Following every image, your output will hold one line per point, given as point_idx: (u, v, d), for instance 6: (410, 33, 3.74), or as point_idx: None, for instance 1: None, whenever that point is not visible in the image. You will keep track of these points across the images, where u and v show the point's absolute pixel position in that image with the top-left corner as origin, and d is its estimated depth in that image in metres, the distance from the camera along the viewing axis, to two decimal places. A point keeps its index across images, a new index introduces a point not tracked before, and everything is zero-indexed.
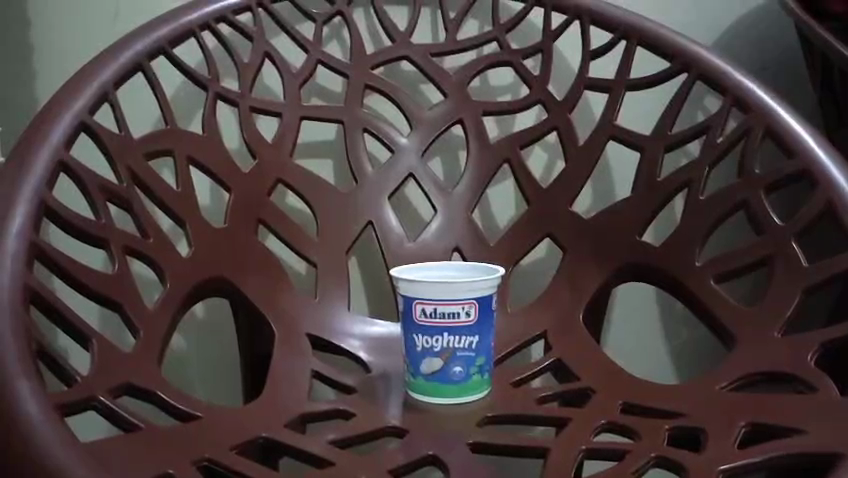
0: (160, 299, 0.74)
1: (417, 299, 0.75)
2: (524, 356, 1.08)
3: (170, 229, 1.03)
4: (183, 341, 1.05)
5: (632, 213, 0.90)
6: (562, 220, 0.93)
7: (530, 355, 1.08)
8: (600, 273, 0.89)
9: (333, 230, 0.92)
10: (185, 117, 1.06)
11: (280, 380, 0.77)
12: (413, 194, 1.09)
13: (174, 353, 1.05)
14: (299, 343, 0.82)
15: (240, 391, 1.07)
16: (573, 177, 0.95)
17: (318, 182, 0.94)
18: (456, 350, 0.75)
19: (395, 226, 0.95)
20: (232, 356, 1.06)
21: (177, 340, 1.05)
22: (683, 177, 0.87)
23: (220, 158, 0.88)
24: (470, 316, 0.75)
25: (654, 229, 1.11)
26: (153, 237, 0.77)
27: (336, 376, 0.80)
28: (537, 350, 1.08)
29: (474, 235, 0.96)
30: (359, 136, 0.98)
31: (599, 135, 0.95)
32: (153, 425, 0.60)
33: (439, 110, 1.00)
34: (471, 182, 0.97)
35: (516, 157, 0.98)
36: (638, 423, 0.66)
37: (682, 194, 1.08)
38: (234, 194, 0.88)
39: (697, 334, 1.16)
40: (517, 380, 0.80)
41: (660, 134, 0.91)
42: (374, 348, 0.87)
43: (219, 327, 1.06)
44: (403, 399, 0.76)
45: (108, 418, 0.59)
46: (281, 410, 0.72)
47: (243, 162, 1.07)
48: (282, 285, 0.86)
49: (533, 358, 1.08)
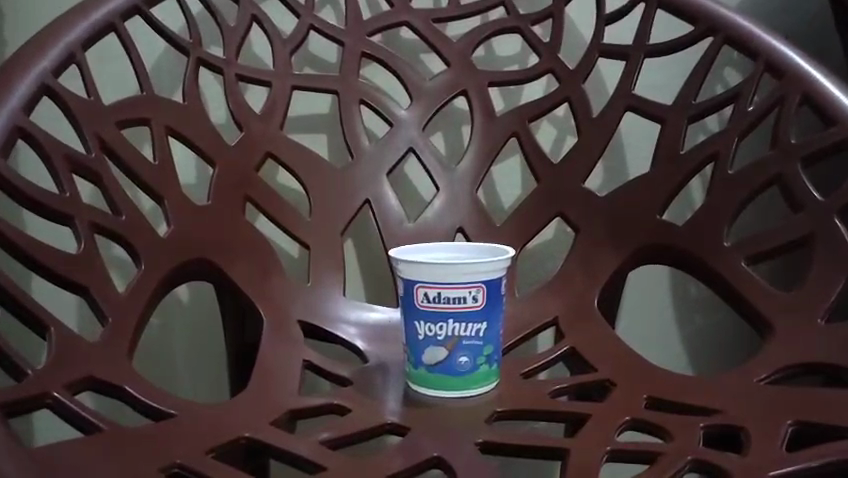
0: (133, 283, 0.67)
1: (419, 282, 0.68)
2: (529, 346, 1.02)
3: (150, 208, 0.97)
4: (160, 328, 0.99)
5: (652, 191, 0.82)
6: (576, 198, 0.86)
7: (537, 346, 1.02)
8: (617, 255, 0.82)
9: (328, 209, 0.85)
10: (164, 86, 0.98)
11: (269, 373, 0.70)
12: (413, 172, 1.02)
13: (150, 341, 0.99)
14: (290, 332, 0.75)
15: (228, 380, 1.00)
16: (587, 153, 0.87)
17: (310, 158, 0.87)
18: (463, 338, 0.68)
19: (394, 204, 0.88)
20: (215, 340, 1.00)
21: (153, 327, 0.98)
22: (709, 150, 0.80)
23: (204, 129, 0.80)
24: (477, 301, 0.68)
25: (670, 210, 1.05)
26: (126, 216, 0.70)
27: (330, 368, 0.73)
28: (544, 342, 1.03)
29: (479, 214, 0.88)
30: (356, 108, 0.90)
31: (615, 106, 0.87)
32: (116, 426, 0.54)
33: (442, 81, 0.93)
34: (477, 158, 0.90)
35: (525, 131, 0.90)
36: (669, 420, 0.59)
37: (702, 172, 1.01)
38: (218, 169, 0.80)
39: (713, 321, 1.09)
40: (526, 372, 0.73)
41: (682, 104, 0.84)
42: (372, 337, 0.80)
43: (198, 308, 0.99)
44: (404, 392, 0.69)
45: (65, 419, 0.53)
46: (269, 405, 0.65)
47: (229, 137, 1.00)
48: (272, 269, 0.79)
49: (540, 348, 1.02)
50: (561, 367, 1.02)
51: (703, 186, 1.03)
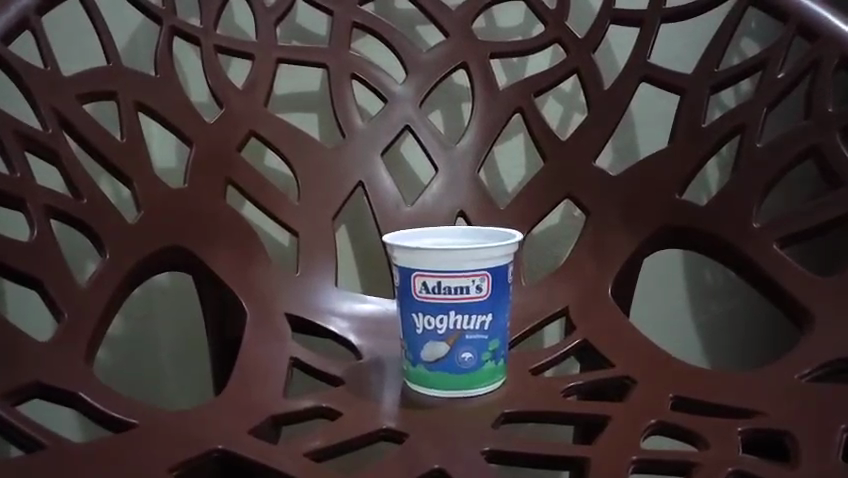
0: (95, 276, 0.61)
1: (416, 271, 0.61)
2: (535, 341, 0.98)
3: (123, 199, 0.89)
4: (136, 327, 0.96)
5: (671, 167, 0.75)
6: (586, 176, 0.79)
7: (543, 341, 0.98)
8: (633, 238, 0.75)
9: (319, 191, 0.78)
10: (135, 58, 0.90)
11: (252, 374, 0.63)
12: (410, 152, 0.95)
13: (121, 342, 0.96)
14: (276, 326, 0.69)
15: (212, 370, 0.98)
16: (599, 127, 0.80)
17: (298, 135, 0.79)
18: (466, 332, 0.61)
19: (389, 186, 0.81)
20: (194, 338, 0.97)
21: (126, 326, 0.96)
22: (735, 121, 0.73)
23: (179, 104, 0.73)
24: (481, 291, 0.61)
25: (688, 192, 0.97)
26: (88, 199, 0.64)
27: (320, 366, 0.66)
28: (550, 334, 0.97)
29: (483, 195, 0.81)
30: (347, 83, 0.83)
31: (629, 76, 0.80)
32: (61, 440, 0.49)
33: (440, 53, 0.85)
34: (478, 135, 0.83)
35: (530, 106, 0.83)
36: (699, 423, 0.53)
37: (721, 150, 0.94)
38: (196, 149, 0.74)
39: (730, 308, 1.02)
40: (537, 367, 0.66)
41: (704, 73, 0.77)
42: (366, 330, 0.73)
43: (175, 303, 0.96)
44: (401, 392, 0.62)
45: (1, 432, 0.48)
46: (250, 409, 0.58)
47: (209, 115, 0.93)
48: (256, 258, 0.72)
49: (546, 343, 0.97)
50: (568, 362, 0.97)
51: (720, 167, 0.96)
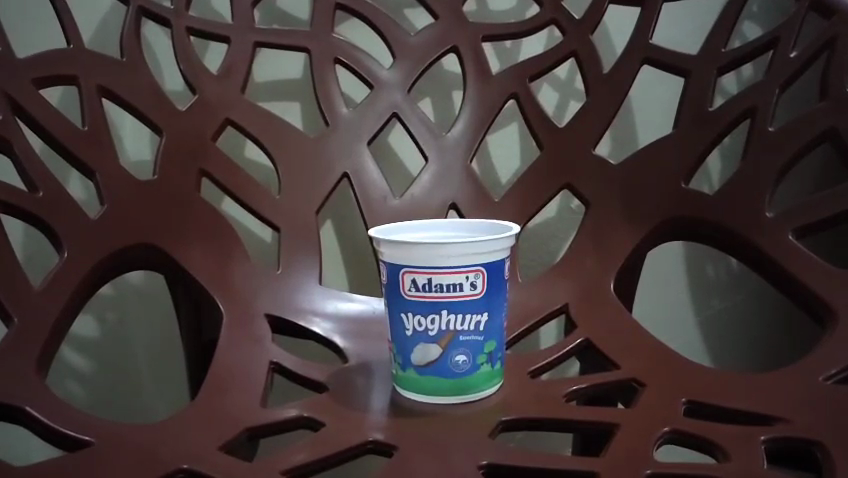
0: (50, 278, 0.56)
1: (405, 267, 0.56)
2: (530, 343, 0.94)
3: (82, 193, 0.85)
4: (107, 330, 0.92)
5: (676, 155, 0.71)
6: (586, 166, 0.74)
7: (539, 343, 0.94)
8: (637, 230, 0.71)
9: (302, 184, 0.73)
10: (101, 43, 0.85)
11: (227, 381, 0.58)
12: (399, 143, 0.91)
13: (90, 346, 0.91)
14: (254, 329, 0.63)
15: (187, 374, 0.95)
16: (598, 113, 0.76)
17: (278, 125, 0.74)
18: (459, 333, 0.56)
19: (377, 177, 0.76)
20: (170, 344, 0.94)
21: (99, 331, 0.91)
22: (745, 105, 0.69)
23: (148, 92, 0.69)
24: (476, 289, 0.56)
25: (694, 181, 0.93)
26: (43, 192, 0.58)
27: (303, 372, 0.61)
28: (546, 334, 0.94)
29: (476, 186, 0.76)
30: (330, 68, 0.78)
31: (629, 59, 0.76)
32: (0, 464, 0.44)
33: (429, 35, 0.80)
34: (470, 123, 0.78)
35: (525, 90, 0.78)
36: (717, 432, 0.49)
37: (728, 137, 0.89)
38: (165, 139, 0.69)
39: (734, 303, 0.98)
40: (535, 370, 0.62)
41: (709, 55, 0.73)
42: (352, 332, 0.67)
43: (152, 307, 0.93)
44: (390, 400, 0.58)
45: None
46: (223, 422, 0.53)
47: (181, 100, 0.88)
48: (233, 256, 0.67)
49: (542, 345, 0.94)
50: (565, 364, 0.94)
51: (725, 156, 0.92)
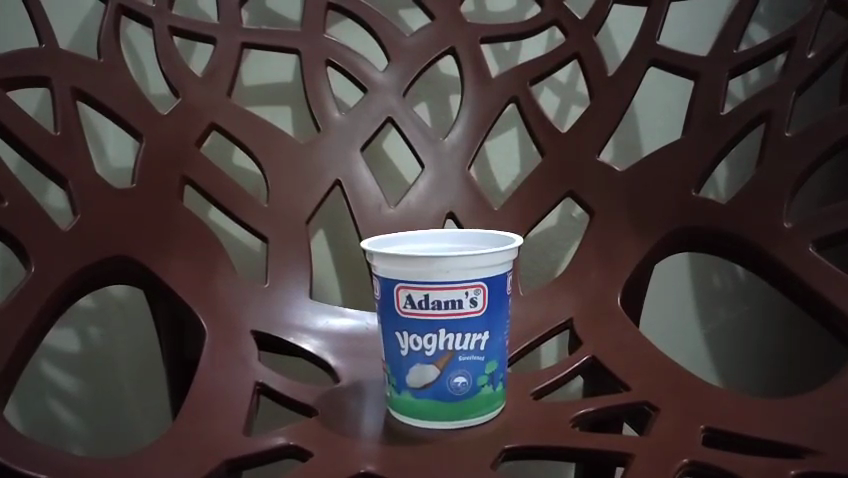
0: (16, 296, 0.52)
1: (400, 282, 0.52)
2: (531, 359, 0.92)
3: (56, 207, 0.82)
4: (88, 342, 0.88)
5: (685, 160, 0.68)
6: (590, 172, 0.71)
7: (540, 360, 0.92)
8: (644, 241, 0.67)
9: (291, 190, 0.69)
10: (77, 41, 0.81)
11: (208, 406, 0.54)
12: (394, 148, 0.87)
13: (70, 359, 0.87)
14: (239, 347, 0.59)
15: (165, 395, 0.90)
16: (602, 116, 0.72)
17: (265, 129, 0.70)
18: (458, 353, 0.52)
19: (370, 184, 0.72)
20: (151, 366, 0.89)
21: (79, 344, 0.87)
22: (759, 107, 0.66)
23: (127, 95, 0.65)
24: (476, 305, 0.52)
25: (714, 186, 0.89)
26: (10, 202, 0.54)
27: (290, 394, 0.56)
28: (547, 353, 0.91)
29: (475, 193, 0.72)
30: (322, 70, 0.74)
31: (635, 60, 0.73)
32: None
33: (425, 35, 0.76)
34: (469, 127, 0.74)
35: (527, 93, 0.75)
36: (742, 465, 0.45)
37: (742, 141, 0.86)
38: (145, 144, 0.65)
39: (740, 314, 0.94)
40: (539, 391, 0.58)
41: (720, 56, 0.69)
42: (344, 349, 0.63)
43: (136, 326, 0.88)
44: (383, 425, 0.54)
45: None
46: (201, 453, 0.49)
47: (164, 104, 0.83)
48: (218, 269, 0.63)
49: (543, 362, 0.92)
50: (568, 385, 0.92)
51: (737, 162, 0.88)
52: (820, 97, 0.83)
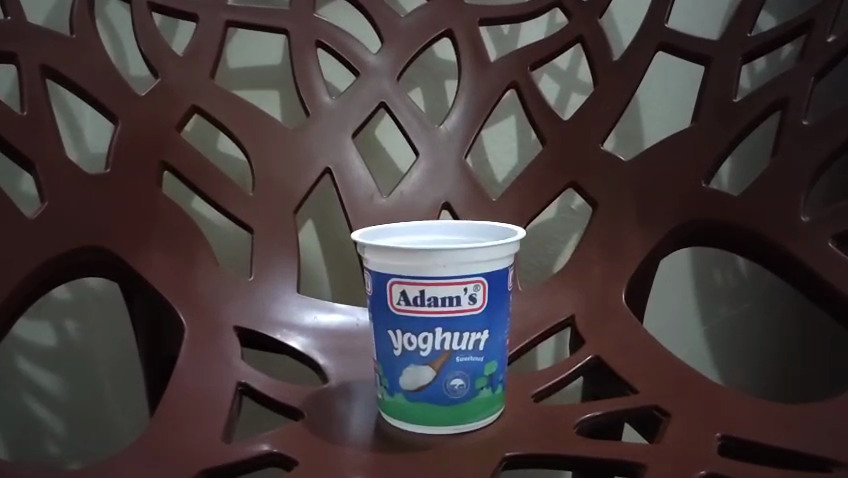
0: None
1: (394, 277, 0.49)
2: (528, 361, 0.89)
3: (23, 194, 0.77)
4: (65, 338, 0.83)
5: (695, 151, 0.64)
6: (594, 162, 0.67)
7: (537, 362, 0.89)
8: (651, 235, 0.64)
9: (277, 179, 0.65)
10: (49, 17, 0.76)
11: (186, 408, 0.50)
12: (386, 136, 0.83)
13: (47, 357, 0.82)
14: (221, 345, 0.55)
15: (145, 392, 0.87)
16: (607, 104, 0.69)
17: (251, 113, 0.66)
18: (456, 353, 0.49)
19: (362, 173, 0.68)
20: (133, 360, 0.86)
21: (56, 340, 0.83)
22: (775, 95, 0.62)
23: (102, 74, 0.61)
24: (475, 302, 0.48)
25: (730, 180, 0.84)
26: None
27: (274, 395, 0.53)
28: (544, 357, 0.88)
29: (472, 183, 0.69)
30: (312, 52, 0.70)
31: (642, 45, 0.69)
32: None
33: (422, 16, 0.72)
34: (466, 114, 0.70)
35: (527, 79, 0.71)
36: None
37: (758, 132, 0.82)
38: (121, 128, 0.61)
39: (742, 311, 0.91)
40: (540, 393, 0.54)
41: (733, 41, 0.66)
42: (333, 347, 0.59)
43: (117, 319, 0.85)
44: (375, 430, 0.50)
45: None
46: (177, 461, 0.45)
47: (141, 86, 0.79)
48: (198, 262, 0.59)
49: (540, 365, 0.88)
50: (569, 392, 0.89)
51: (752, 153, 0.84)
52: (836, 86, 0.80)
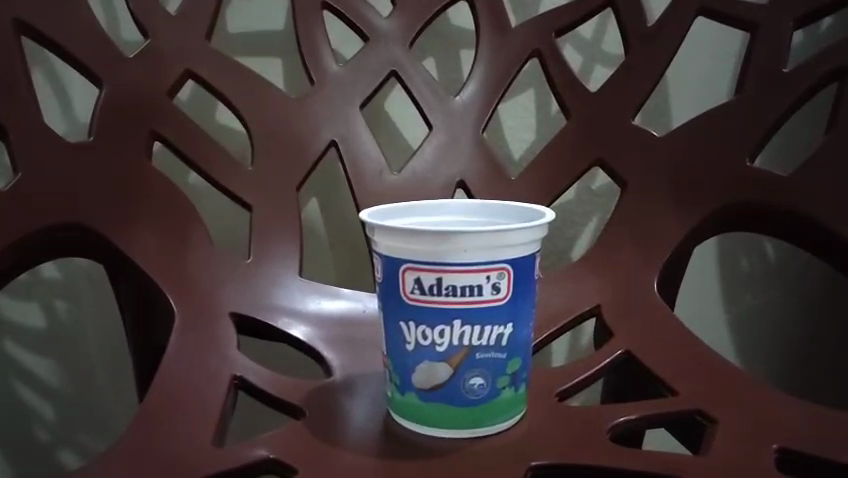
0: None
1: (408, 264, 0.43)
2: (541, 359, 0.84)
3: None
4: (52, 319, 0.78)
5: (737, 127, 0.59)
6: (625, 137, 0.61)
7: (551, 360, 0.83)
8: (685, 218, 0.58)
9: (277, 152, 0.60)
10: None
11: (175, 406, 0.45)
12: (395, 108, 0.77)
13: (35, 338, 0.78)
14: (214, 334, 0.50)
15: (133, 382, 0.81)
16: (639, 74, 0.63)
17: (249, 78, 0.60)
18: (475, 349, 0.43)
19: (370, 147, 0.62)
20: (123, 349, 0.81)
21: (45, 321, 0.78)
22: (831, 65, 0.57)
23: (84, 35, 0.55)
24: (498, 293, 0.43)
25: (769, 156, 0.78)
26: None
27: (273, 391, 0.47)
28: (558, 357, 0.83)
29: (489, 159, 0.63)
30: (316, 13, 0.64)
31: (680, 9, 0.63)
32: None
33: None
34: (484, 83, 0.64)
35: (551, 46, 0.65)
36: None
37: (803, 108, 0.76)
38: (106, 94, 0.56)
39: (769, 299, 0.86)
40: (564, 392, 0.49)
41: (782, 7, 0.60)
42: (337, 337, 0.54)
43: (104, 303, 0.79)
44: (383, 432, 0.45)
45: None
46: (164, 466, 0.41)
47: (129, 48, 0.73)
48: (190, 242, 0.54)
49: (554, 363, 0.83)
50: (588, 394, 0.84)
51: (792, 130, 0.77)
52: None
